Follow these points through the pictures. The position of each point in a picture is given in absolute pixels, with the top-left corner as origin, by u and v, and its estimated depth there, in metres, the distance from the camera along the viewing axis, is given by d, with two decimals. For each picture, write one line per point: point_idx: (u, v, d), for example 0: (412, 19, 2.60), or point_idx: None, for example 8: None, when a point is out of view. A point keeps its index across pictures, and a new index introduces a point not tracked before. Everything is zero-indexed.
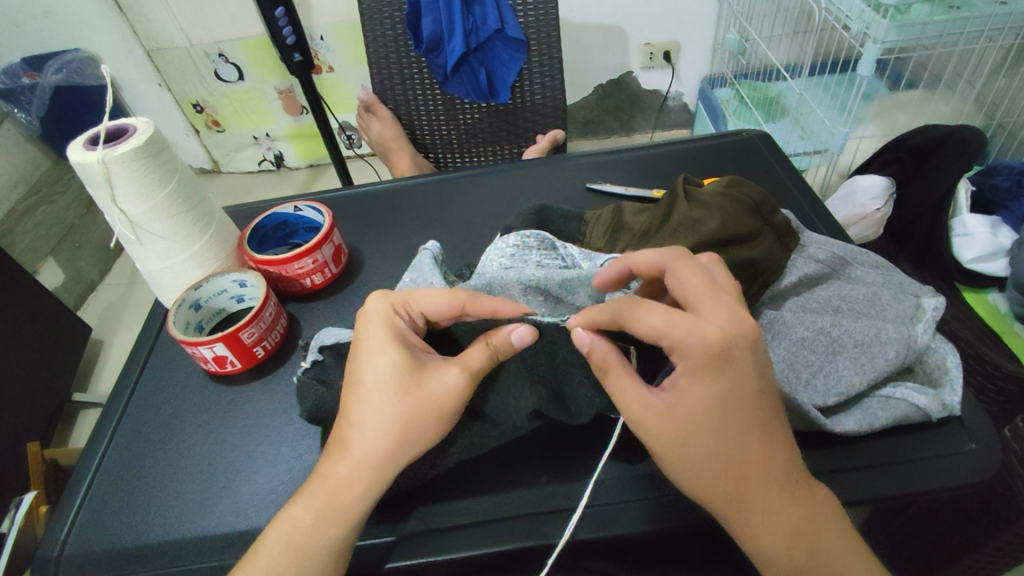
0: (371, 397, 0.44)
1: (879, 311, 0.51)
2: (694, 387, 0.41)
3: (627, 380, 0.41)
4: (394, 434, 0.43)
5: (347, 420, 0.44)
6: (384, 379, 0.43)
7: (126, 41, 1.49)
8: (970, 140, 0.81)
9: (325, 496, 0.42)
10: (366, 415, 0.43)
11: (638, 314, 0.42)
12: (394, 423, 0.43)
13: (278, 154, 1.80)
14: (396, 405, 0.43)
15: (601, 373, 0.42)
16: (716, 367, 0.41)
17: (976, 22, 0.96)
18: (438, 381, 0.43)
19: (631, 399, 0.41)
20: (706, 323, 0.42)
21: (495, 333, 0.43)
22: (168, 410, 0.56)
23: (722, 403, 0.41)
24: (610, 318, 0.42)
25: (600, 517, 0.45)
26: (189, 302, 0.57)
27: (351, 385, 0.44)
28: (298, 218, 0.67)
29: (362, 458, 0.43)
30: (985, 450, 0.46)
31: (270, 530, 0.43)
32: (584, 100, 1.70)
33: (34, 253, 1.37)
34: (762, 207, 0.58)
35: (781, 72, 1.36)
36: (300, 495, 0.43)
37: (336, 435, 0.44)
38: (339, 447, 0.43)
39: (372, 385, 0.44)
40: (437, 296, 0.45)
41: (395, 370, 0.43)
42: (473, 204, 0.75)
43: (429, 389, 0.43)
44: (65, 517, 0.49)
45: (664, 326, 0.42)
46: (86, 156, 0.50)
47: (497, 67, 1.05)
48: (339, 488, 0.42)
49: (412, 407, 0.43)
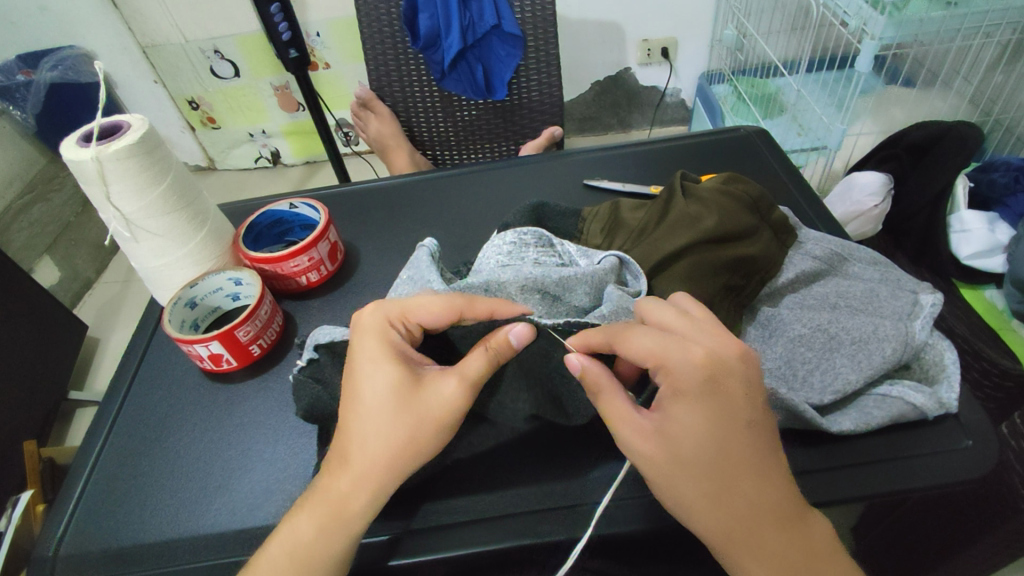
0: (369, 410, 0.43)
1: (876, 308, 0.51)
2: (687, 386, 0.41)
3: (617, 399, 0.42)
4: (395, 446, 0.42)
5: (346, 434, 0.43)
6: (382, 393, 0.43)
7: (121, 37, 1.48)
8: (967, 137, 0.83)
9: (327, 507, 0.42)
10: (366, 428, 0.43)
11: (630, 337, 0.42)
12: (394, 435, 0.42)
13: (274, 151, 1.79)
14: (396, 418, 0.43)
15: (592, 394, 0.42)
16: (707, 371, 0.41)
17: (975, 17, 0.97)
18: (438, 393, 0.42)
19: (622, 414, 0.42)
20: (694, 343, 0.42)
21: (493, 337, 0.42)
22: (164, 409, 0.56)
23: (714, 401, 0.40)
24: (604, 340, 0.42)
25: (597, 515, 0.45)
26: (184, 300, 0.57)
27: (349, 400, 0.44)
28: (293, 216, 0.67)
29: (363, 471, 0.42)
30: (982, 446, 0.46)
31: (272, 538, 0.42)
32: (582, 96, 1.70)
33: (29, 251, 1.36)
34: (760, 204, 0.58)
35: (779, 68, 1.36)
36: (302, 505, 0.43)
37: (337, 448, 0.44)
38: (339, 458, 0.43)
39: (369, 400, 0.43)
40: (432, 305, 0.44)
41: (393, 384, 0.43)
42: (470, 202, 0.74)
43: (428, 402, 0.42)
44: (61, 516, 0.49)
45: (654, 350, 0.41)
46: (80, 153, 0.49)
47: (494, 63, 1.04)
48: (341, 498, 0.42)
49: (413, 419, 0.43)
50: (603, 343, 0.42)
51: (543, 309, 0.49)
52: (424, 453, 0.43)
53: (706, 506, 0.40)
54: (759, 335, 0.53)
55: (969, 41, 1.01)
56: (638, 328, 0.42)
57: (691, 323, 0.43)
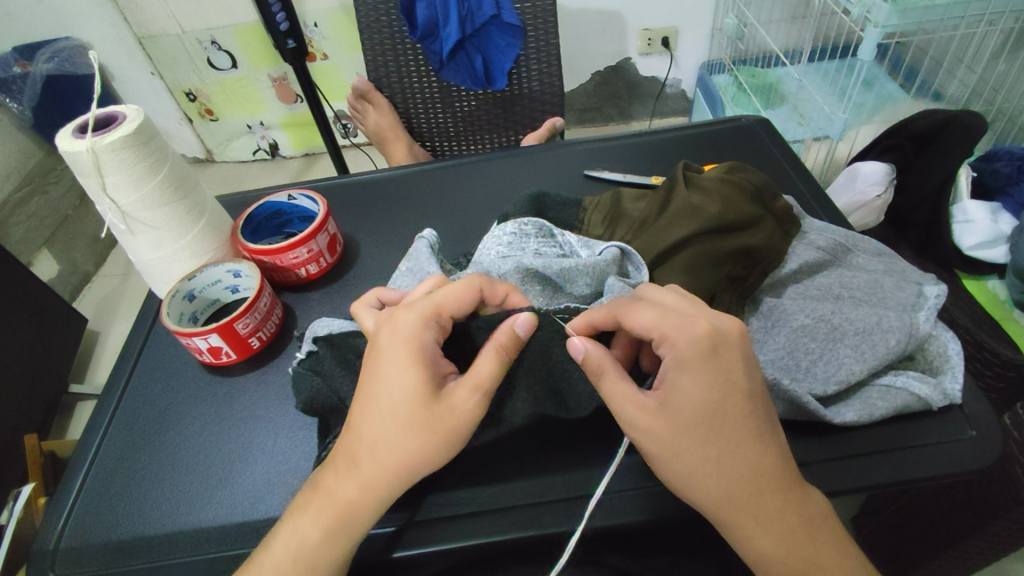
0: (375, 418, 0.42)
1: (881, 299, 0.51)
2: (679, 372, 0.40)
3: (621, 384, 0.41)
4: (406, 452, 0.41)
5: (355, 434, 0.43)
6: (392, 402, 0.42)
7: (117, 28, 1.47)
8: (971, 124, 0.81)
9: (333, 512, 0.41)
10: (373, 435, 0.42)
11: (630, 314, 0.42)
12: (400, 445, 0.41)
13: (273, 143, 1.78)
14: (406, 429, 0.41)
15: (596, 377, 0.41)
16: (704, 355, 0.40)
17: (977, 6, 0.95)
18: (453, 399, 0.41)
19: (623, 401, 0.41)
20: (696, 317, 0.41)
21: (499, 335, 0.42)
22: (163, 401, 0.56)
23: (712, 391, 0.40)
24: (608, 315, 0.43)
25: (599, 508, 0.44)
26: (183, 293, 0.56)
27: (357, 407, 0.43)
28: (292, 208, 0.66)
29: (371, 475, 0.42)
30: (985, 437, 0.46)
31: (278, 537, 0.42)
32: (582, 87, 1.69)
33: (28, 244, 1.35)
34: (763, 193, 0.57)
35: (781, 57, 1.35)
36: (303, 507, 0.42)
37: (342, 448, 0.43)
38: (348, 461, 0.42)
39: (382, 402, 0.42)
40: (452, 291, 0.44)
41: (408, 387, 0.42)
42: (470, 193, 0.74)
43: (438, 411, 0.41)
44: (61, 510, 0.49)
45: (653, 325, 0.41)
46: (75, 144, 0.49)
47: (493, 53, 1.03)
48: (347, 505, 0.42)
49: (422, 429, 0.41)
50: (608, 319, 0.43)
51: (544, 300, 0.50)
52: (433, 460, 0.42)
53: (711, 499, 0.40)
54: (761, 325, 0.52)
55: (972, 29, 1.00)
56: (637, 303, 0.42)
57: (689, 303, 0.43)
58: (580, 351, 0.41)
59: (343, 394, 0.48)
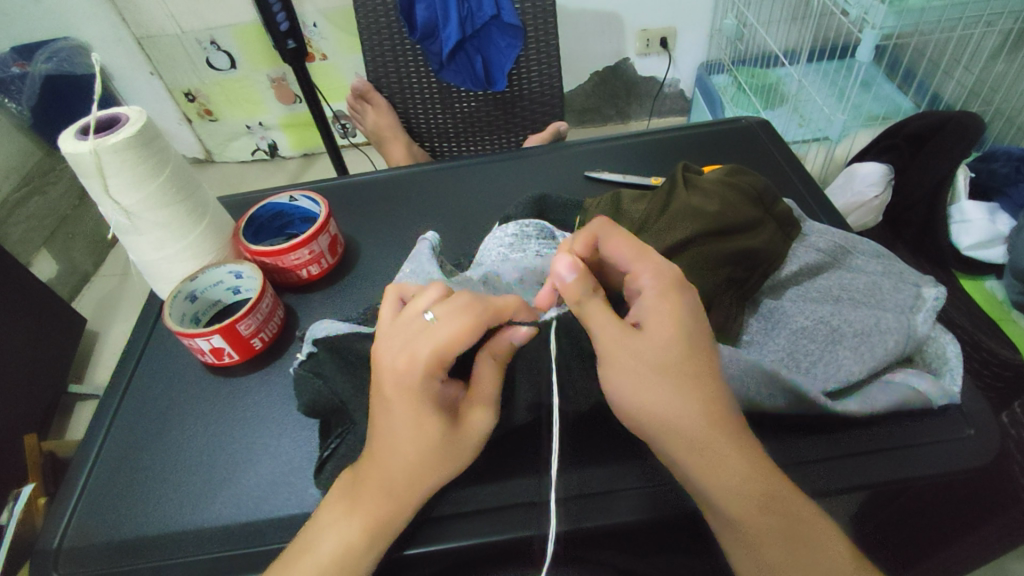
0: (397, 451, 0.41)
1: (878, 301, 0.51)
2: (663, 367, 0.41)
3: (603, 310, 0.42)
4: (429, 473, 0.42)
5: (376, 464, 0.42)
6: (418, 442, 0.41)
7: (116, 28, 1.47)
8: (970, 125, 0.80)
9: (360, 539, 0.41)
10: (394, 464, 0.41)
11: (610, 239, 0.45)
12: (425, 471, 0.42)
13: (273, 144, 1.78)
14: (431, 458, 0.41)
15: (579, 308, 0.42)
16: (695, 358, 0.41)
17: (976, 7, 0.97)
18: (470, 426, 0.42)
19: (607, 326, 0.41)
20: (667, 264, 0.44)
21: (495, 343, 0.43)
22: (165, 403, 0.56)
23: (695, 385, 0.41)
24: (587, 238, 0.45)
25: (596, 506, 0.45)
26: (185, 294, 0.57)
27: (376, 436, 0.42)
28: (293, 209, 0.66)
29: (401, 501, 0.42)
30: (983, 436, 0.47)
31: (301, 549, 0.41)
32: (581, 88, 1.69)
33: (27, 245, 1.35)
34: (764, 196, 0.58)
35: (780, 58, 1.36)
36: (322, 527, 0.42)
37: (363, 479, 0.42)
38: (373, 492, 0.41)
39: (402, 443, 0.41)
40: (455, 330, 0.40)
41: (425, 426, 0.41)
42: (471, 194, 0.74)
43: (462, 441, 0.42)
44: (63, 511, 0.49)
45: (628, 257, 0.44)
46: (79, 145, 0.49)
47: (493, 54, 1.03)
48: (370, 531, 0.41)
49: (449, 458, 0.42)
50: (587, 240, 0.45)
51: None
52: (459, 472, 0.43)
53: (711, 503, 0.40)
54: (760, 326, 0.53)
55: (970, 30, 1.01)
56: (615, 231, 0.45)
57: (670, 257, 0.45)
58: (560, 278, 0.42)
59: (343, 396, 0.48)
